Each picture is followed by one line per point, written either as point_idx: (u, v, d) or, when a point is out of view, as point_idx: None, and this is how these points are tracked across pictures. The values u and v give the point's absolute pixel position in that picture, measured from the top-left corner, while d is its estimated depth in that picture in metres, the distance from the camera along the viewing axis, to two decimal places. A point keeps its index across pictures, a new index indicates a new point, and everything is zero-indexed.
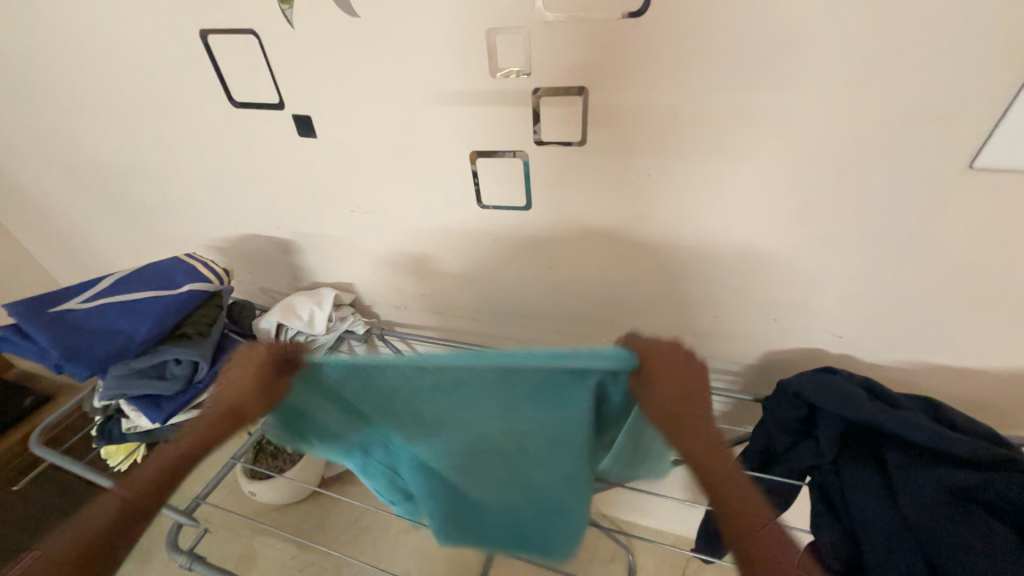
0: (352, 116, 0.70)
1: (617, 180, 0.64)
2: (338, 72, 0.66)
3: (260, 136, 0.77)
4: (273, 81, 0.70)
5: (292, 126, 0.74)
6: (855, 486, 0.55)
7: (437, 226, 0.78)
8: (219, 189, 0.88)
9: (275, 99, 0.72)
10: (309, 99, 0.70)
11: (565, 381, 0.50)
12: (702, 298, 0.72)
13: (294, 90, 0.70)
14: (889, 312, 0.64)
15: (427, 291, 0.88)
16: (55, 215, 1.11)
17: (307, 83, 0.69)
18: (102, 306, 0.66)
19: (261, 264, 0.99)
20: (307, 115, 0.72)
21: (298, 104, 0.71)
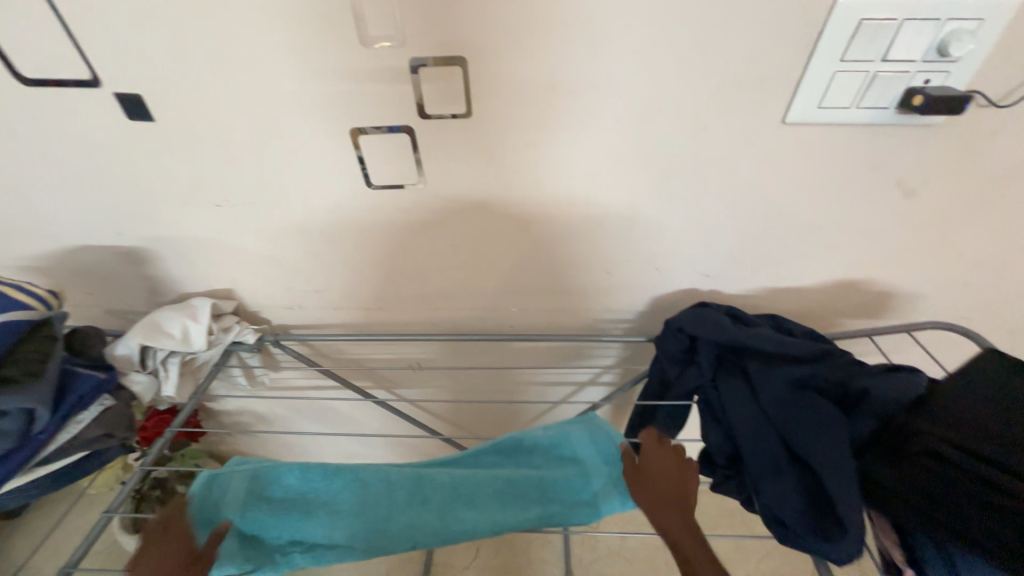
0: (197, 95, 0.60)
1: (508, 152, 0.65)
2: (171, 41, 0.56)
3: (75, 122, 0.62)
4: (79, 51, 0.56)
5: (118, 108, 0.61)
6: (729, 394, 0.66)
7: (325, 215, 0.72)
8: (22, 194, 0.70)
9: (88, 74, 0.58)
10: (134, 74, 0.58)
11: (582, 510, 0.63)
12: (595, 257, 0.78)
13: (113, 64, 0.57)
14: (740, 250, 0.76)
15: (323, 287, 0.82)
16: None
17: (130, 54, 0.57)
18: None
19: (104, 280, 0.81)
20: (136, 93, 0.60)
21: (121, 81, 0.59)
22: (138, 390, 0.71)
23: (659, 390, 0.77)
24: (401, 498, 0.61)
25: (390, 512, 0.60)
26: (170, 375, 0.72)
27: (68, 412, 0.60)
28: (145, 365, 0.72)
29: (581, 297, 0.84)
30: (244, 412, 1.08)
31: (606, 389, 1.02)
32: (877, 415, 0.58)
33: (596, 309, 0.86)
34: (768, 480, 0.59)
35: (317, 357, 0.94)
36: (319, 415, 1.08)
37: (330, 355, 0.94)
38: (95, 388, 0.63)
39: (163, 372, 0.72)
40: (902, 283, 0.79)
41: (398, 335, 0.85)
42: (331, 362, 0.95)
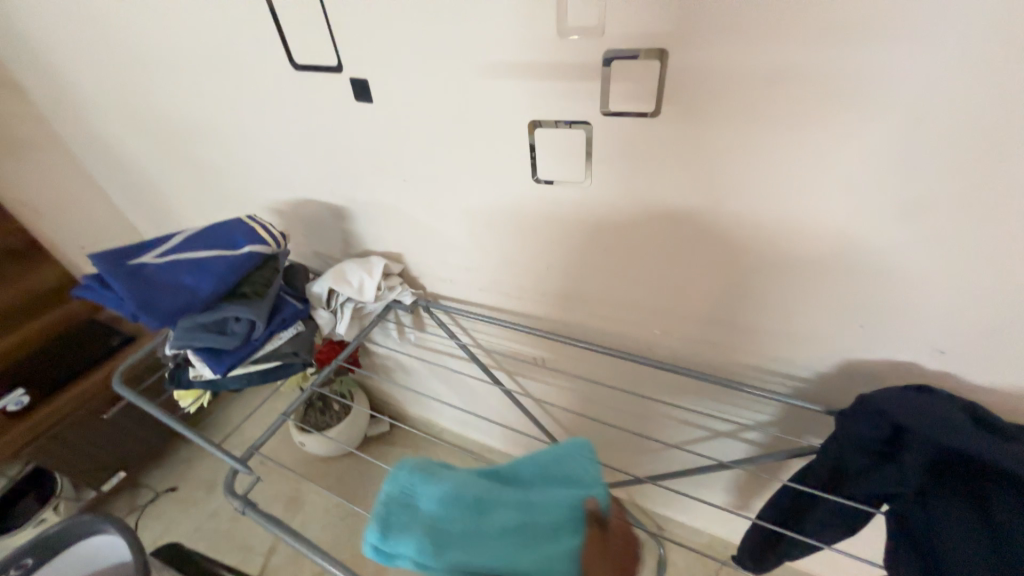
0: (408, 79, 0.67)
1: (695, 155, 0.56)
2: (397, 31, 0.63)
3: (320, 99, 0.77)
4: (333, 41, 0.68)
5: (351, 91, 0.73)
6: (941, 524, 0.49)
7: (488, 201, 0.75)
8: (280, 151, 0.90)
9: (334, 61, 0.70)
10: (366, 59, 0.68)
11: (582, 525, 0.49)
12: (772, 294, 0.65)
13: (352, 52, 0.68)
14: (1008, 330, 0.54)
15: (474, 267, 0.87)
16: (134, 168, 1.18)
17: (365, 43, 0.66)
18: (170, 262, 0.68)
19: (317, 228, 1.01)
20: (364, 78, 0.70)
21: (356, 67, 0.69)
22: (321, 322, 0.86)
23: (829, 479, 0.60)
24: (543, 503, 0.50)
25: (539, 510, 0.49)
26: (344, 315, 0.86)
27: (273, 329, 0.76)
28: (328, 304, 0.86)
29: (741, 336, 0.71)
30: (392, 359, 1.25)
31: (747, 448, 0.86)
32: None
33: (757, 352, 0.72)
34: None
35: (455, 330, 1.01)
36: (447, 380, 1.19)
37: (466, 331, 1.00)
38: (294, 315, 0.79)
39: (340, 312, 0.86)
40: None
41: (531, 328, 0.86)
42: (467, 337, 1.02)
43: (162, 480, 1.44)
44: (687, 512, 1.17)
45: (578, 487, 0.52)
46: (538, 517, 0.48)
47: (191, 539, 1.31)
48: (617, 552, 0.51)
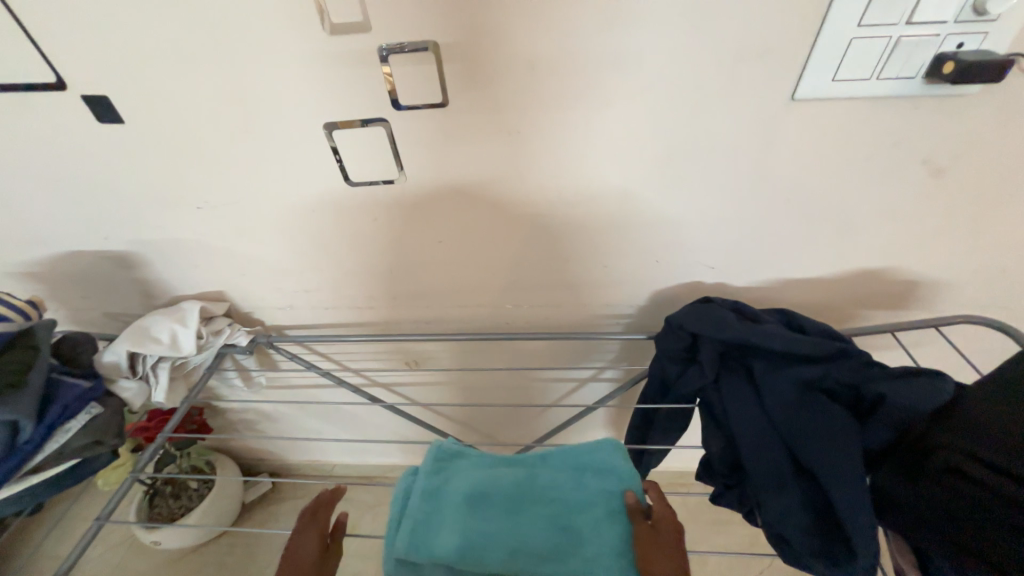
0: (164, 91, 0.58)
1: (492, 139, 0.61)
2: (129, 37, 0.54)
3: (47, 125, 0.61)
4: (39, 52, 0.55)
5: (87, 111, 0.59)
6: (730, 396, 0.61)
7: (306, 215, 0.70)
8: (5, 199, 0.69)
9: (51, 76, 0.56)
10: (98, 72, 0.56)
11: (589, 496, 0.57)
12: (590, 251, 0.74)
13: (75, 64, 0.55)
14: (746, 241, 0.71)
15: (313, 287, 0.80)
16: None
17: (90, 53, 0.55)
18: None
19: (98, 284, 0.82)
20: (102, 95, 0.58)
21: (86, 82, 0.57)
22: (129, 396, 0.70)
23: (659, 392, 0.72)
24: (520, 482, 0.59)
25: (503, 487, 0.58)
26: (162, 380, 0.72)
27: (53, 422, 0.59)
28: (134, 372, 0.71)
29: (577, 293, 0.81)
30: (249, 410, 1.09)
31: (609, 386, 0.99)
32: (896, 427, 0.51)
33: (591, 304, 0.82)
34: (770, 492, 0.54)
35: (313, 358, 0.93)
36: (321, 413, 1.09)
37: (325, 356, 0.93)
38: (83, 394, 0.63)
39: (154, 377, 0.72)
40: (929, 272, 0.73)
41: (392, 335, 0.84)
42: (328, 362, 0.95)
43: None
44: None
45: (601, 488, 0.58)
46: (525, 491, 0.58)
47: None
48: (662, 535, 0.54)
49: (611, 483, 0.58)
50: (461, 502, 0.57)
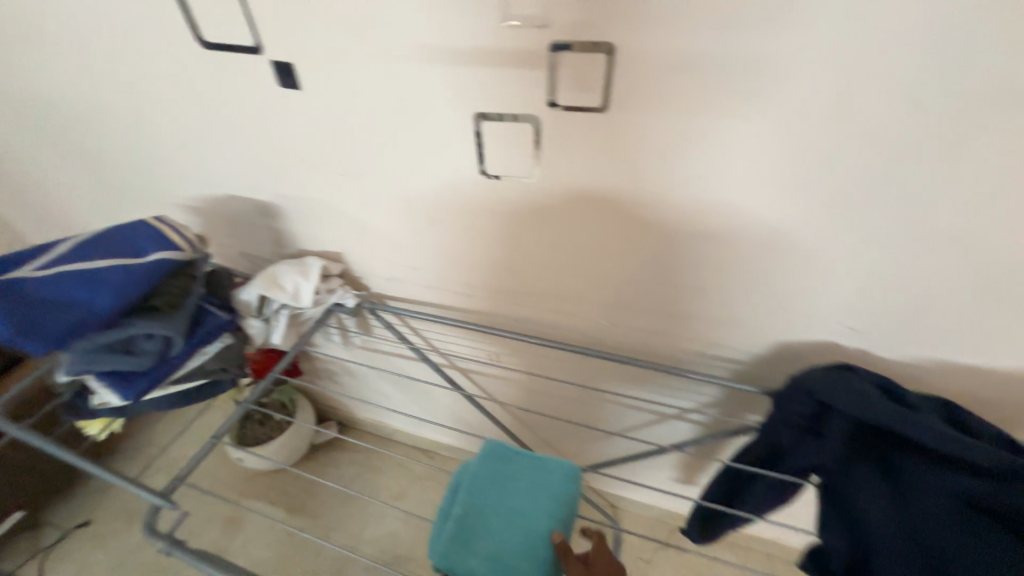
0: (336, 64, 0.61)
1: (640, 151, 0.57)
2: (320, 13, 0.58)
3: (239, 83, 0.68)
4: (247, 19, 0.61)
5: (272, 75, 0.65)
6: (864, 488, 0.53)
7: (431, 197, 0.71)
8: (189, 143, 0.79)
9: (251, 41, 0.62)
10: (287, 40, 0.61)
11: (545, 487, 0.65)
12: (714, 284, 0.68)
13: (274, 32, 0.61)
14: (913, 310, 0.60)
15: (422, 266, 0.83)
16: (3, 161, 1.01)
17: (288, 24, 0.60)
18: (38, 277, 0.55)
19: (243, 228, 0.91)
20: (288, 62, 0.63)
21: (278, 49, 0.62)
22: (253, 333, 0.78)
23: (766, 457, 0.65)
24: (503, 483, 0.66)
25: (494, 489, 0.65)
26: (279, 324, 0.79)
27: (196, 343, 0.67)
28: (260, 313, 0.78)
29: (686, 325, 0.75)
30: (336, 364, 1.17)
31: (691, 429, 0.91)
32: None
33: (696, 338, 0.76)
34: None
35: (405, 331, 0.97)
36: (397, 382, 1.14)
37: (416, 332, 0.96)
38: (219, 325, 0.70)
39: (274, 320, 0.79)
40: None
41: (484, 326, 0.84)
42: (417, 338, 0.98)
43: (71, 516, 1.28)
44: (640, 491, 1.23)
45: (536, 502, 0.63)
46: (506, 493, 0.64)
47: None
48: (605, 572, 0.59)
49: (547, 473, 0.67)
50: (475, 503, 0.63)
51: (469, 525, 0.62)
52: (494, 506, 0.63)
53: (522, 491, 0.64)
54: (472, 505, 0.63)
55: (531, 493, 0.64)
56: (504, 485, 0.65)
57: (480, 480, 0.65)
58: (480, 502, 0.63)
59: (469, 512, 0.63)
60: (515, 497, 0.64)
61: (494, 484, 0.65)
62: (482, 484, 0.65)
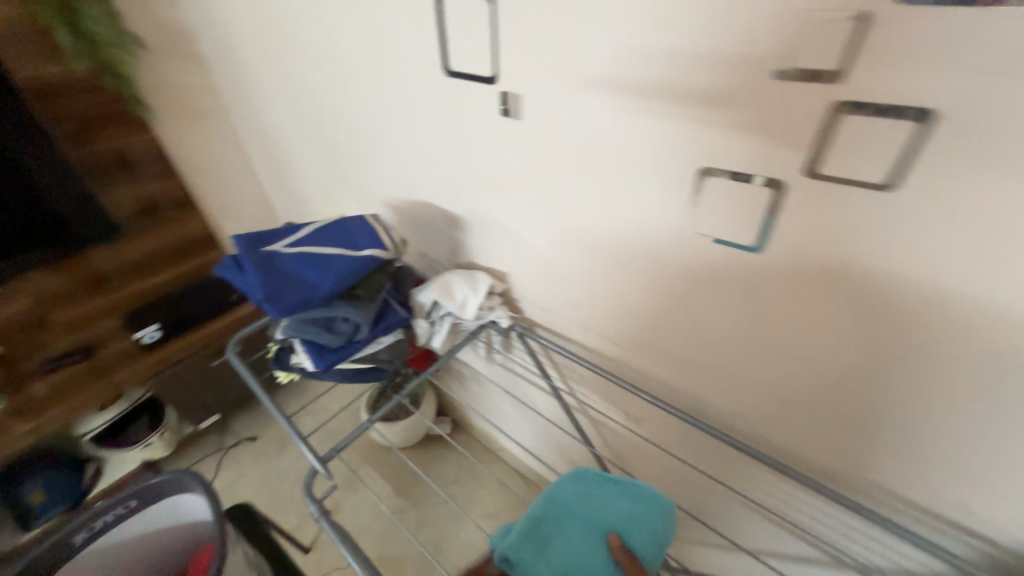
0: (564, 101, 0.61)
1: (924, 252, 0.42)
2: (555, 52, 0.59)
3: (467, 108, 0.74)
4: (494, 53, 0.65)
5: (499, 103, 0.69)
6: None
7: (620, 242, 0.67)
8: (412, 153, 0.90)
9: (491, 73, 0.67)
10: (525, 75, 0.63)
11: (630, 508, 0.57)
12: (992, 442, 0.48)
13: (513, 66, 0.64)
14: None
15: (583, 306, 0.79)
16: (286, 146, 1.32)
17: (529, 60, 0.62)
18: (285, 253, 0.67)
19: (428, 231, 1.00)
20: (518, 94, 0.65)
21: (513, 81, 0.65)
22: (418, 333, 0.83)
23: None
24: (586, 495, 0.60)
25: (576, 501, 0.59)
26: (441, 329, 0.82)
27: (376, 333, 0.74)
28: (428, 315, 0.83)
29: (917, 472, 0.56)
30: (469, 370, 1.22)
31: None
32: None
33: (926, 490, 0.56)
34: None
35: (545, 361, 0.95)
36: (521, 406, 1.13)
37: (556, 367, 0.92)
38: (399, 321, 0.76)
39: (437, 325, 0.83)
40: None
41: (635, 388, 0.73)
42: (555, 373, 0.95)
43: (245, 428, 1.58)
44: None
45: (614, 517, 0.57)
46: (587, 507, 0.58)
47: (258, 492, 1.41)
48: None
49: (636, 497, 0.59)
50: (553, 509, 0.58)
51: (540, 529, 0.56)
52: (571, 516, 0.57)
53: (605, 507, 0.58)
54: (547, 510, 0.58)
55: (614, 509, 0.57)
56: (585, 500, 0.59)
57: (564, 492, 0.61)
58: (558, 509, 0.58)
59: (544, 517, 0.57)
60: (593, 510, 0.57)
61: (573, 493, 0.60)
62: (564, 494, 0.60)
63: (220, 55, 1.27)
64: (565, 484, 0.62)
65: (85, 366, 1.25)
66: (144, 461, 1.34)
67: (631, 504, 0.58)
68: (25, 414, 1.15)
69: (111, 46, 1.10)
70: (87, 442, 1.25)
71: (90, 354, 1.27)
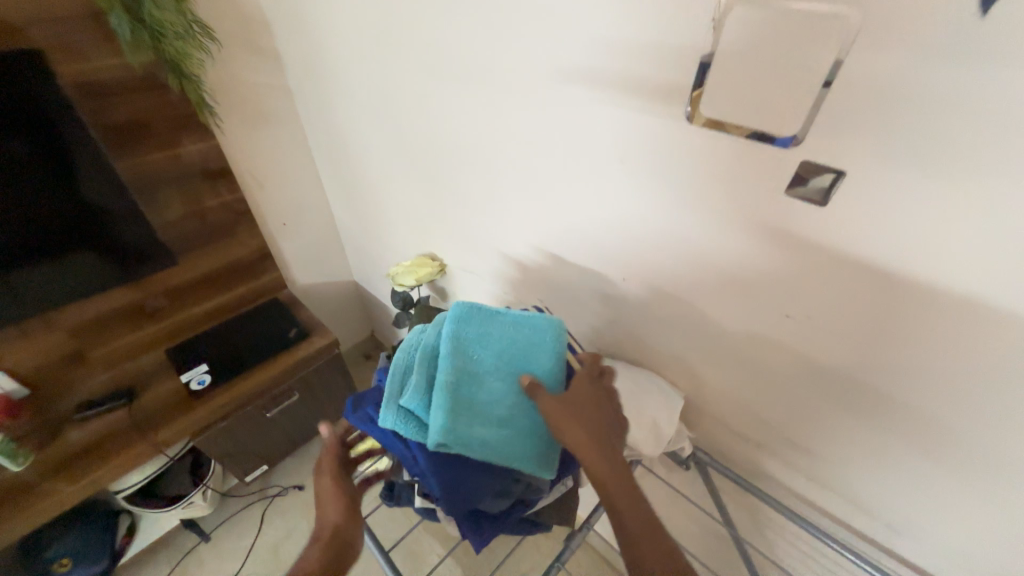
0: (966, 211, 0.36)
1: None
2: (677, 124, 0.51)
3: (711, 174, 0.51)
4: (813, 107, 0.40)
5: (786, 181, 0.45)
6: None
7: (981, 419, 0.43)
8: (583, 215, 0.68)
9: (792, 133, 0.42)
10: (881, 152, 0.38)
11: (520, 337, 0.55)
12: None
13: (848, 132, 0.39)
14: None
15: (825, 455, 0.58)
16: (370, 168, 1.13)
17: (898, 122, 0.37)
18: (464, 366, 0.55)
19: (570, 303, 0.82)
20: (839, 173, 0.41)
21: (835, 152, 0.41)
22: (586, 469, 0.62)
23: None
24: (505, 354, 0.54)
25: (479, 359, 0.53)
26: None
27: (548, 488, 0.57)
28: None
29: None
30: None
31: None
32: None
33: None
34: None
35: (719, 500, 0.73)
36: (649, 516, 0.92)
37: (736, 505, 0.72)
38: (575, 473, 0.58)
39: None
40: None
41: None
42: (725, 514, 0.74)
43: (291, 475, 1.40)
44: None
45: (522, 360, 0.54)
46: (490, 366, 0.53)
47: None
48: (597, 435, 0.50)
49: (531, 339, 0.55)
50: (463, 360, 0.53)
51: (461, 384, 0.52)
52: (486, 367, 0.53)
53: (500, 363, 0.53)
54: (468, 358, 0.53)
55: (507, 362, 0.54)
56: (488, 337, 0.55)
57: (461, 331, 0.55)
58: (469, 368, 0.53)
59: (459, 373, 0.52)
60: (492, 363, 0.53)
61: (490, 337, 0.55)
62: (485, 337, 0.55)
63: (306, 51, 1.05)
64: (467, 324, 0.55)
65: (126, 412, 1.07)
66: (182, 519, 1.19)
67: (517, 331, 0.55)
68: (56, 470, 0.97)
69: (176, 37, 0.89)
70: (123, 498, 1.08)
71: (133, 399, 1.09)
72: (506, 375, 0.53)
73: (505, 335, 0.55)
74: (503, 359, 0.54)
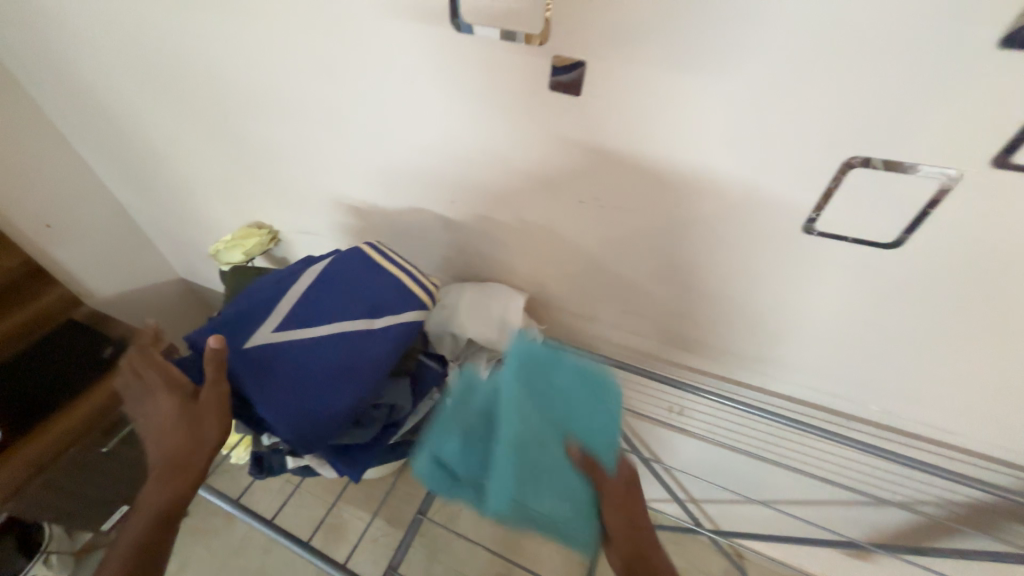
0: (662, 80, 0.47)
1: None
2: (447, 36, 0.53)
3: (488, 82, 0.54)
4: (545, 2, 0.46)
5: (547, 78, 0.51)
6: None
7: (715, 247, 0.58)
8: (396, 145, 0.68)
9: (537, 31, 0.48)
10: (597, 37, 0.47)
11: (539, 382, 0.53)
12: None
13: (575, 24, 0.47)
14: None
15: (633, 310, 0.72)
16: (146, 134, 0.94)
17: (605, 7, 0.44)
18: (287, 341, 0.57)
19: (414, 239, 0.82)
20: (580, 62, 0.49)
21: (572, 44, 0.48)
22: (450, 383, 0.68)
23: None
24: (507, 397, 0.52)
25: (479, 425, 0.55)
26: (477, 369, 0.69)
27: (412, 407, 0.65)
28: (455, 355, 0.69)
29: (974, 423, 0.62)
30: None
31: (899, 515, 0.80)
32: None
33: (987, 440, 0.63)
34: None
35: None
36: None
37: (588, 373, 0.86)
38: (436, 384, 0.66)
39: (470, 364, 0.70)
40: None
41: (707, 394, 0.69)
42: None
43: None
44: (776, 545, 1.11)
45: (541, 395, 0.53)
46: (485, 411, 0.54)
47: None
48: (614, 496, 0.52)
49: (530, 366, 0.54)
50: (479, 416, 0.54)
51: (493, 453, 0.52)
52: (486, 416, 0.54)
53: (543, 417, 0.52)
54: (469, 428, 0.54)
55: (526, 411, 0.51)
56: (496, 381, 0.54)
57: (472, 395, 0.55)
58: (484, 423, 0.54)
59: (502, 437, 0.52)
60: (508, 415, 0.51)
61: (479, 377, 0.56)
62: (487, 389, 0.55)
63: None
64: (469, 390, 0.56)
65: None
66: None
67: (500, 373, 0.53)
68: None
69: None
70: None
71: None
72: (513, 420, 0.51)
73: (520, 387, 0.52)
74: (495, 413, 0.54)
